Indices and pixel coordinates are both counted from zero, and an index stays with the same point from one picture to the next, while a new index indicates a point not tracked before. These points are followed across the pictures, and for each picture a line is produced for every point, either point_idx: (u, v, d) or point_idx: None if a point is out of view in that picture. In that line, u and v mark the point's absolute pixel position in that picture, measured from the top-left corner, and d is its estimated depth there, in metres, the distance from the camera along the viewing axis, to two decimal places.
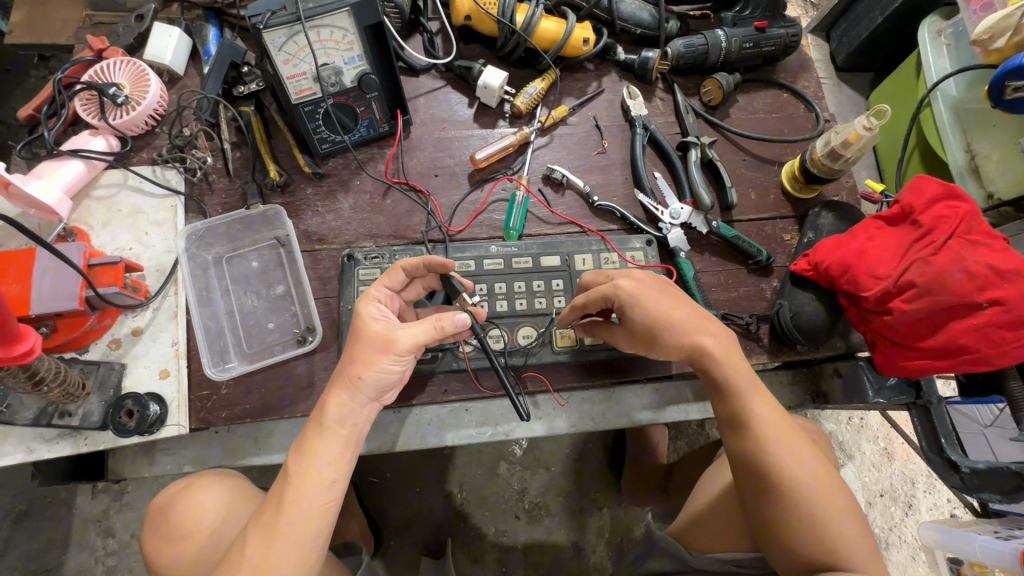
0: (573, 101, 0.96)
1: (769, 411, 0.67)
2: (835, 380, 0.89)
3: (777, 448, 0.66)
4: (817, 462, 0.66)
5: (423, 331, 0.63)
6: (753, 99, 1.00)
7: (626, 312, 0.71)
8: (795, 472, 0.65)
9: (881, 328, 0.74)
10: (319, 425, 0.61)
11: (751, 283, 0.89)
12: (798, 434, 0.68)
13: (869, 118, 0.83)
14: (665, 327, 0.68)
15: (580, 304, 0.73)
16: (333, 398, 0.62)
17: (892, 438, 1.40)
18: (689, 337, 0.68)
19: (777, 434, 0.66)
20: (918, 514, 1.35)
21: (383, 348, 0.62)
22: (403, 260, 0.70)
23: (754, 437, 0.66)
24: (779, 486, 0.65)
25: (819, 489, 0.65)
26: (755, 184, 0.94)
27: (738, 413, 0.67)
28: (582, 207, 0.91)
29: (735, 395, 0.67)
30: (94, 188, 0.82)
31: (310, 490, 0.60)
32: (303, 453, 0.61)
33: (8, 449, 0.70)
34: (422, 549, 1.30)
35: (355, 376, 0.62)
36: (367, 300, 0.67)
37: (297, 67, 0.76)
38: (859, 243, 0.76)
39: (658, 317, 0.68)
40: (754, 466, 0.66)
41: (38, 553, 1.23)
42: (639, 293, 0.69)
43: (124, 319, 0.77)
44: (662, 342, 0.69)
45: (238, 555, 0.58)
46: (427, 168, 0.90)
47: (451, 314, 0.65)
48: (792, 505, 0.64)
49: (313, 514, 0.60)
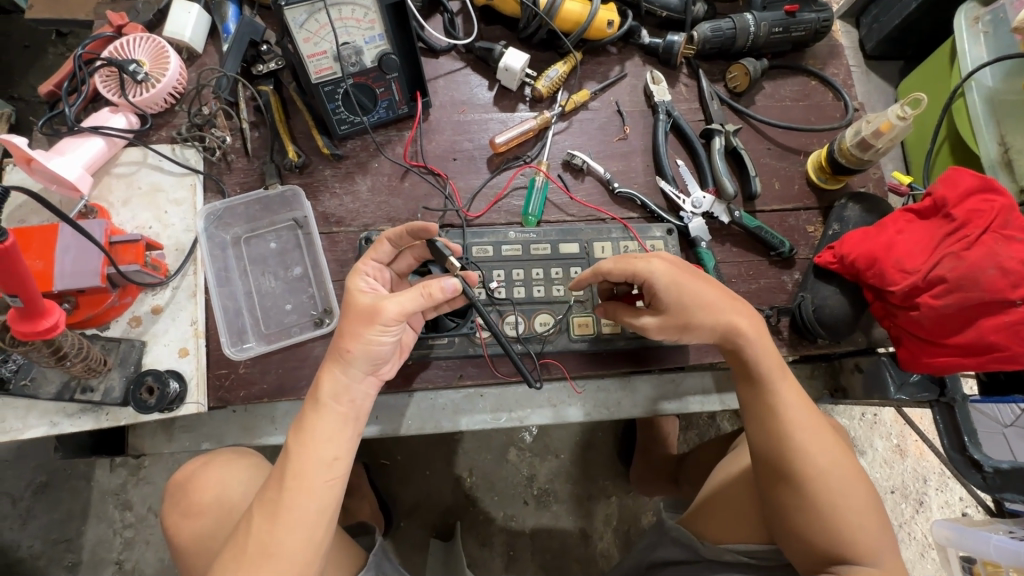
0: (594, 85, 0.94)
1: (795, 399, 0.67)
2: (854, 374, 0.86)
3: (803, 437, 0.65)
4: (839, 453, 0.66)
5: (410, 300, 0.63)
6: (781, 87, 0.97)
7: (654, 295, 0.68)
8: (820, 462, 0.64)
9: (906, 324, 0.72)
10: (314, 402, 0.62)
11: (773, 275, 0.87)
12: (824, 425, 0.67)
13: (902, 108, 0.80)
14: (697, 309, 0.67)
15: (605, 269, 0.70)
16: (329, 375, 0.62)
17: (906, 435, 1.39)
18: (720, 320, 0.67)
19: (805, 422, 0.66)
20: (929, 511, 1.35)
21: (369, 320, 0.62)
22: (387, 232, 0.70)
23: (780, 425, 0.66)
24: (803, 475, 0.64)
25: (841, 482, 0.64)
26: (779, 174, 0.92)
27: (765, 399, 0.67)
28: (602, 194, 0.90)
29: (763, 381, 0.67)
30: (114, 165, 0.82)
31: (309, 468, 0.60)
32: (302, 430, 0.61)
33: (32, 422, 0.72)
34: (431, 531, 1.32)
35: (344, 350, 0.62)
36: (357, 274, 0.67)
37: (318, 46, 0.75)
38: (888, 236, 0.73)
39: (691, 298, 0.67)
40: (778, 456, 0.65)
41: (59, 523, 1.27)
42: (670, 274, 0.68)
43: (144, 297, 0.77)
44: (695, 325, 0.67)
45: (245, 531, 0.59)
46: (445, 152, 0.89)
47: (439, 281, 0.64)
48: (813, 496, 0.64)
49: (314, 492, 0.60)
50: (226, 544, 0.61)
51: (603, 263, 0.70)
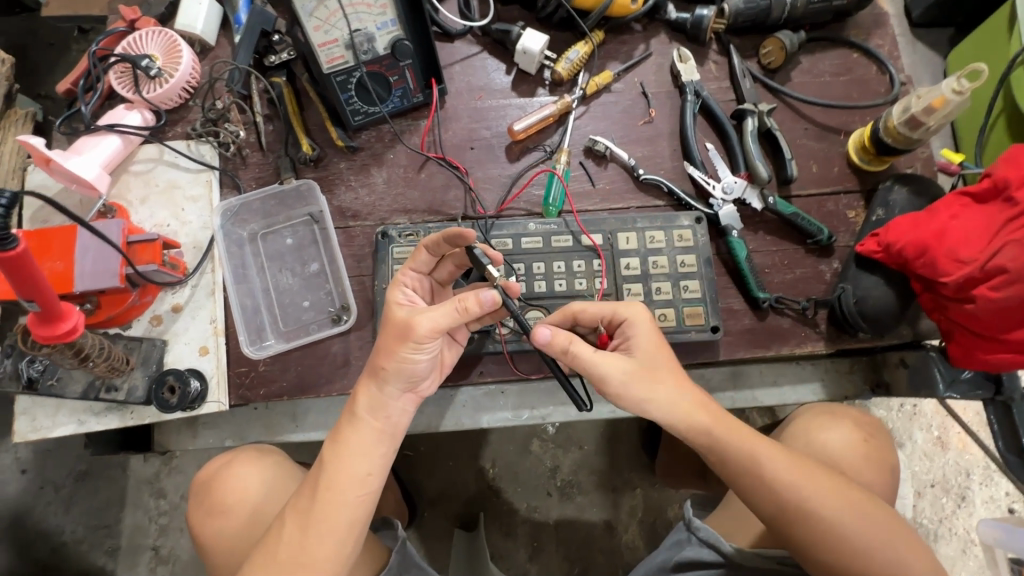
0: (617, 66, 0.89)
1: (778, 462, 0.61)
2: (900, 370, 0.79)
3: (803, 497, 0.60)
4: (848, 493, 0.61)
5: (443, 317, 0.61)
6: (819, 61, 0.90)
7: (630, 342, 0.63)
8: (838, 513, 0.59)
9: (960, 318, 0.67)
10: (352, 415, 0.63)
11: (809, 265, 0.82)
12: (820, 470, 0.62)
13: (958, 80, 0.73)
14: (661, 362, 0.62)
15: (574, 308, 0.65)
16: (366, 389, 0.63)
17: (948, 427, 1.32)
18: (681, 383, 0.62)
19: (798, 483, 0.60)
20: (972, 507, 1.28)
21: (403, 338, 0.61)
22: (425, 240, 0.67)
23: (772, 496, 0.60)
24: (814, 534, 0.59)
25: (857, 523, 0.59)
26: (817, 156, 0.86)
27: (755, 480, 0.60)
28: (626, 181, 0.85)
29: (738, 454, 0.61)
30: (131, 163, 0.82)
31: (342, 482, 0.61)
32: (338, 444, 0.62)
33: (62, 420, 0.73)
34: (455, 521, 1.32)
35: (379, 367, 0.63)
36: (396, 285, 0.67)
37: (329, 34, 0.73)
38: (940, 222, 0.68)
39: (650, 357, 0.62)
40: (782, 521, 0.60)
41: (99, 509, 1.31)
42: (637, 320, 0.64)
43: (164, 296, 0.77)
44: (658, 383, 0.61)
45: (278, 536, 0.61)
46: (462, 141, 0.86)
47: (475, 295, 0.60)
48: (830, 549, 0.59)
49: (347, 504, 0.61)
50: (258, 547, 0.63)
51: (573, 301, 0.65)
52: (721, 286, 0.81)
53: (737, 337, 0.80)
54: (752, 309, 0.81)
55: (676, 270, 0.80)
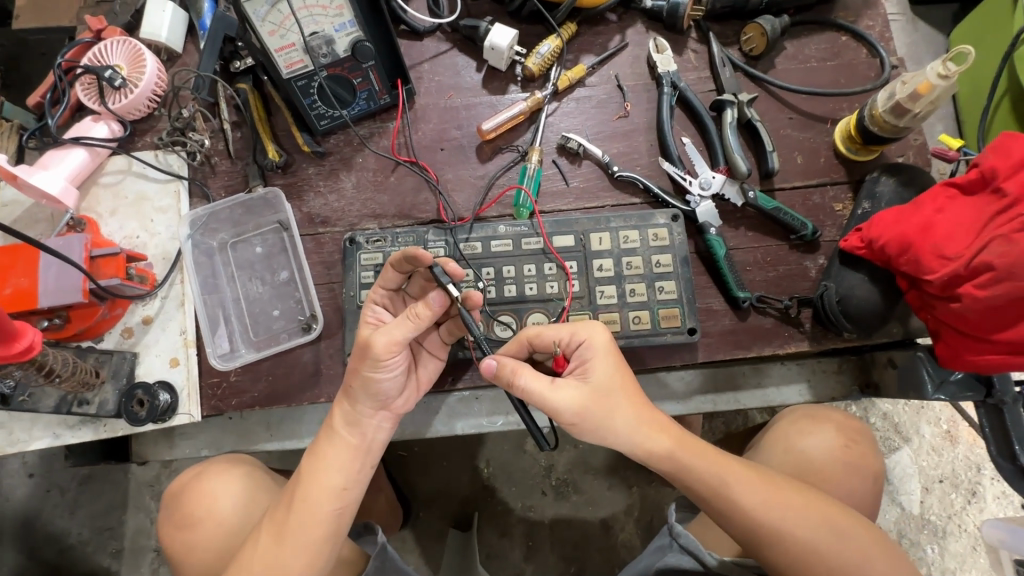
0: (592, 59, 0.86)
1: (751, 491, 0.62)
2: (888, 370, 0.76)
3: (771, 518, 0.60)
4: (820, 508, 0.62)
5: (399, 329, 0.61)
6: (805, 46, 0.86)
7: (587, 368, 0.62)
8: (816, 540, 0.60)
9: (947, 317, 0.64)
10: (330, 429, 0.64)
11: (794, 261, 0.79)
12: (790, 488, 0.63)
13: (945, 64, 0.69)
14: (620, 389, 0.61)
15: (530, 334, 0.63)
16: (342, 404, 0.64)
17: (958, 421, 1.18)
18: (643, 410, 0.62)
19: (765, 504, 0.61)
20: (984, 503, 1.15)
21: (363, 356, 0.61)
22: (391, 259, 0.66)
23: (740, 518, 0.61)
24: (784, 553, 0.60)
25: (828, 539, 0.60)
26: (802, 147, 0.82)
27: (728, 509, 0.61)
28: (601, 179, 0.83)
29: (705, 479, 0.62)
30: (100, 175, 0.82)
31: (317, 496, 0.60)
32: (315, 458, 0.62)
33: (37, 434, 0.74)
34: (450, 522, 1.24)
35: (349, 385, 0.63)
36: (367, 305, 0.69)
37: (285, 38, 0.71)
38: (924, 216, 0.65)
39: (609, 383, 0.61)
40: (751, 541, 0.61)
41: (104, 512, 1.22)
42: (596, 343, 0.62)
43: (135, 308, 0.77)
44: (616, 412, 0.60)
45: (251, 548, 0.61)
46: (432, 141, 0.84)
47: (425, 302, 0.61)
48: (801, 566, 0.60)
49: (321, 518, 0.60)
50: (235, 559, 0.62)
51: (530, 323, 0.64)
52: (700, 285, 0.79)
53: (717, 338, 0.77)
54: (733, 309, 0.78)
55: (651, 270, 0.77)
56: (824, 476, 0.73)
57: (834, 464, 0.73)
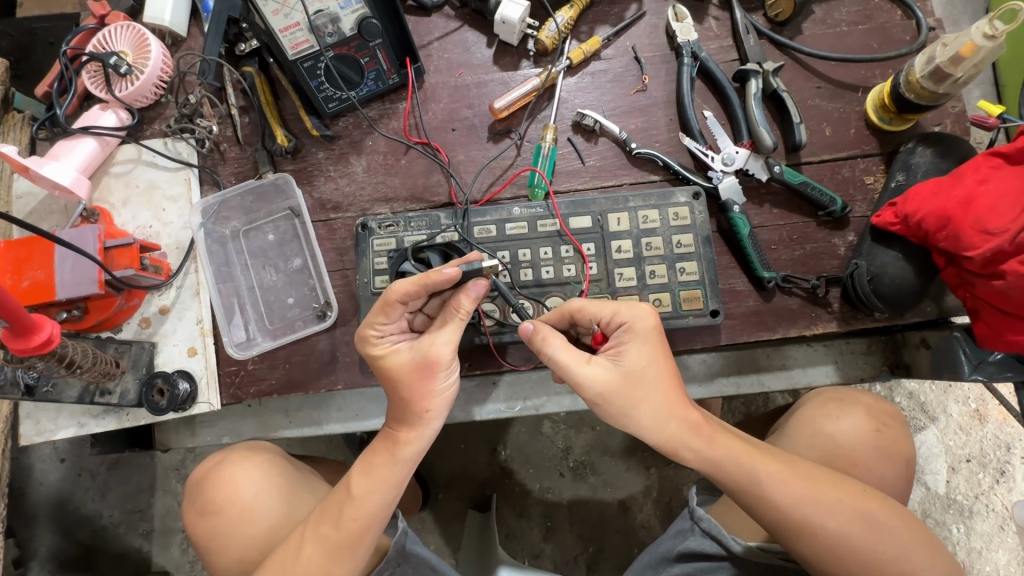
0: (607, 30, 0.82)
1: (784, 483, 0.59)
2: (921, 351, 0.73)
3: (803, 512, 0.59)
4: (857, 501, 0.59)
5: (454, 332, 0.60)
6: (835, 9, 0.81)
7: (622, 349, 0.59)
8: (850, 532, 0.58)
9: (988, 295, 0.61)
10: (390, 452, 0.61)
11: (821, 238, 0.75)
12: (826, 483, 0.60)
13: (992, 23, 0.64)
14: (655, 378, 0.59)
15: (576, 304, 0.62)
16: (413, 434, 0.61)
17: (987, 399, 1.14)
18: (673, 404, 0.59)
19: (797, 496, 0.59)
20: (1014, 483, 1.12)
21: (430, 373, 0.59)
22: (390, 291, 0.58)
23: (771, 513, 0.59)
24: (816, 546, 0.59)
25: (861, 529, 0.59)
26: (831, 117, 0.78)
27: (758, 503, 0.59)
28: (618, 156, 0.80)
29: (735, 475, 0.59)
30: (111, 165, 0.81)
31: (368, 514, 0.60)
32: (371, 475, 0.61)
33: (63, 423, 0.75)
34: (469, 503, 1.24)
35: (420, 411, 0.60)
36: (376, 341, 0.61)
37: (289, 17, 0.69)
38: (965, 188, 0.61)
39: (645, 368, 0.59)
40: (782, 533, 0.60)
41: (132, 495, 1.25)
42: (638, 328, 0.60)
43: (151, 298, 0.77)
44: (641, 404, 0.58)
45: (298, 549, 0.62)
46: (443, 122, 0.82)
47: (464, 296, 0.59)
48: (834, 558, 0.59)
49: (371, 528, 0.61)
50: (279, 551, 0.63)
51: (578, 298, 0.62)
52: (722, 265, 0.76)
53: (739, 320, 0.75)
54: (757, 290, 0.75)
55: (673, 251, 0.75)
56: (854, 460, 0.71)
57: (865, 448, 0.71)
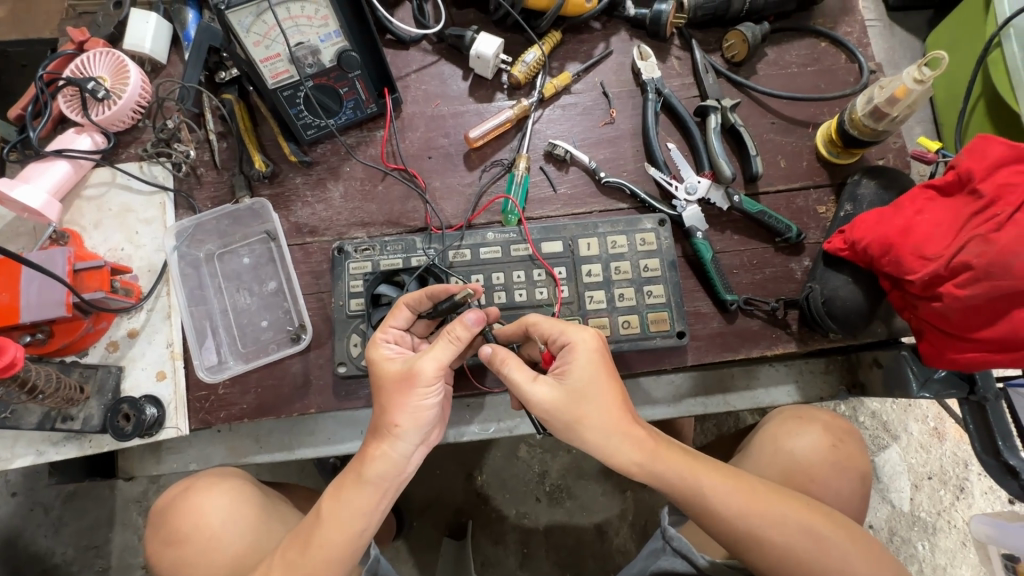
0: (577, 66, 0.87)
1: (727, 498, 0.61)
2: (874, 369, 0.78)
3: (748, 523, 0.61)
4: (798, 512, 0.62)
5: (443, 352, 0.60)
6: (786, 52, 0.87)
7: (567, 368, 0.60)
8: (792, 543, 0.60)
9: (928, 316, 0.65)
10: (359, 475, 0.60)
11: (779, 263, 0.80)
12: (768, 494, 0.62)
13: (921, 68, 0.70)
14: (596, 396, 0.60)
15: (528, 322, 0.64)
16: (380, 451, 0.59)
17: (944, 418, 1.20)
18: (618, 420, 0.60)
19: (740, 509, 0.61)
20: (972, 498, 1.16)
21: (408, 384, 0.60)
22: (405, 296, 0.67)
23: (716, 524, 0.61)
24: (761, 556, 0.61)
25: (801, 539, 0.61)
26: (785, 150, 0.84)
27: (704, 515, 0.61)
28: (588, 185, 0.83)
29: (682, 486, 0.61)
30: (84, 187, 0.81)
31: (336, 544, 0.59)
32: (340, 500, 0.60)
33: (20, 452, 0.73)
34: (444, 531, 1.23)
35: (390, 425, 0.59)
36: (377, 344, 0.64)
37: (270, 49, 0.71)
38: (905, 218, 0.66)
39: (589, 386, 0.60)
40: (730, 545, 0.62)
41: (88, 529, 1.19)
42: (580, 348, 0.61)
43: (120, 321, 0.76)
44: (586, 419, 0.59)
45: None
46: (420, 149, 0.84)
47: (459, 320, 0.61)
48: (781, 568, 0.60)
49: (340, 559, 0.59)
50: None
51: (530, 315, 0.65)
52: (687, 288, 0.79)
53: (705, 341, 0.78)
54: (721, 312, 0.78)
55: (640, 275, 0.78)
56: (812, 476, 0.73)
57: (823, 464, 0.74)
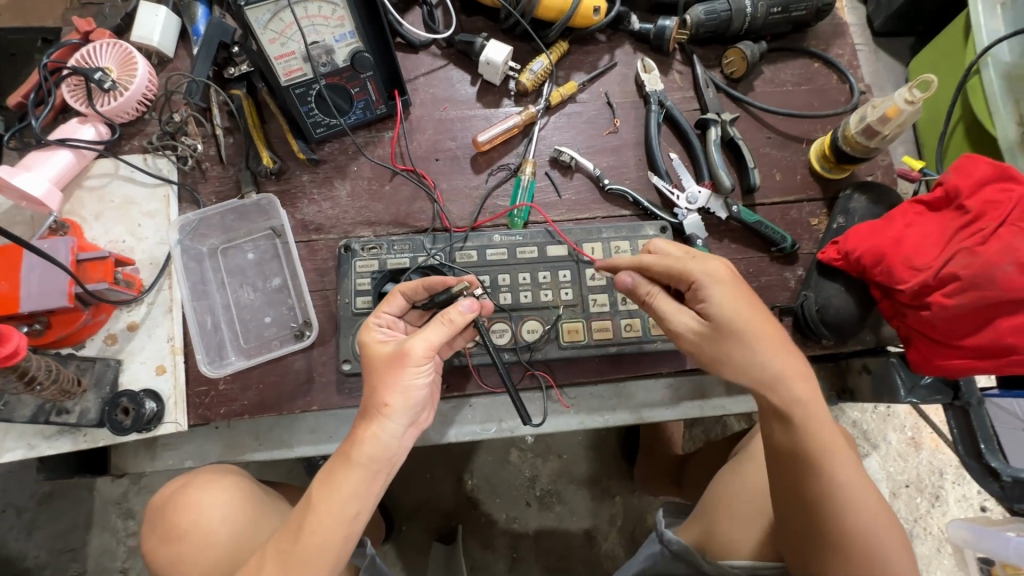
0: (582, 76, 0.89)
1: (828, 436, 0.58)
2: (863, 376, 0.82)
3: (831, 465, 0.57)
4: (862, 478, 0.59)
5: (435, 333, 0.61)
6: (782, 70, 0.91)
7: (695, 293, 0.61)
8: (855, 498, 0.58)
9: (918, 325, 0.68)
10: (347, 457, 0.58)
11: (774, 272, 0.83)
12: (850, 454, 0.60)
13: (911, 90, 0.75)
14: (736, 320, 0.59)
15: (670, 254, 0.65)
16: (368, 431, 0.58)
17: (921, 427, 1.24)
18: (778, 341, 0.58)
19: (835, 448, 0.58)
20: (946, 506, 1.21)
21: (399, 364, 0.60)
22: (402, 285, 0.67)
23: (802, 451, 0.58)
24: (823, 495, 0.57)
25: (874, 507, 0.58)
26: (780, 164, 0.87)
27: (793, 443, 0.58)
28: (592, 191, 0.85)
29: (802, 419, 0.57)
30: (85, 177, 0.80)
31: (327, 530, 0.56)
32: (329, 483, 0.57)
33: (10, 446, 0.71)
34: (433, 535, 1.22)
35: (380, 404, 0.58)
36: (370, 329, 0.65)
37: (285, 46, 0.71)
38: (896, 230, 0.69)
39: (731, 307, 0.59)
40: (801, 477, 0.58)
41: (64, 532, 1.15)
42: (720, 277, 0.60)
43: (119, 314, 0.75)
44: (726, 328, 0.59)
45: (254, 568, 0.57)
46: (427, 151, 0.85)
47: (455, 306, 0.62)
48: (835, 514, 0.57)
49: (330, 547, 0.56)
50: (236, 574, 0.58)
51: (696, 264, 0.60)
52: None
53: None
54: None
55: None
56: None
57: None
